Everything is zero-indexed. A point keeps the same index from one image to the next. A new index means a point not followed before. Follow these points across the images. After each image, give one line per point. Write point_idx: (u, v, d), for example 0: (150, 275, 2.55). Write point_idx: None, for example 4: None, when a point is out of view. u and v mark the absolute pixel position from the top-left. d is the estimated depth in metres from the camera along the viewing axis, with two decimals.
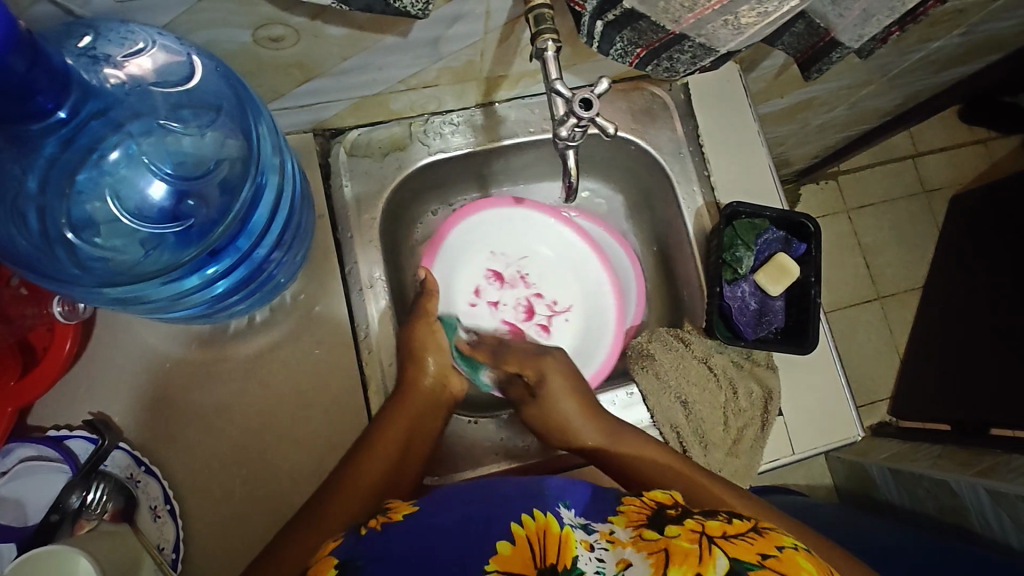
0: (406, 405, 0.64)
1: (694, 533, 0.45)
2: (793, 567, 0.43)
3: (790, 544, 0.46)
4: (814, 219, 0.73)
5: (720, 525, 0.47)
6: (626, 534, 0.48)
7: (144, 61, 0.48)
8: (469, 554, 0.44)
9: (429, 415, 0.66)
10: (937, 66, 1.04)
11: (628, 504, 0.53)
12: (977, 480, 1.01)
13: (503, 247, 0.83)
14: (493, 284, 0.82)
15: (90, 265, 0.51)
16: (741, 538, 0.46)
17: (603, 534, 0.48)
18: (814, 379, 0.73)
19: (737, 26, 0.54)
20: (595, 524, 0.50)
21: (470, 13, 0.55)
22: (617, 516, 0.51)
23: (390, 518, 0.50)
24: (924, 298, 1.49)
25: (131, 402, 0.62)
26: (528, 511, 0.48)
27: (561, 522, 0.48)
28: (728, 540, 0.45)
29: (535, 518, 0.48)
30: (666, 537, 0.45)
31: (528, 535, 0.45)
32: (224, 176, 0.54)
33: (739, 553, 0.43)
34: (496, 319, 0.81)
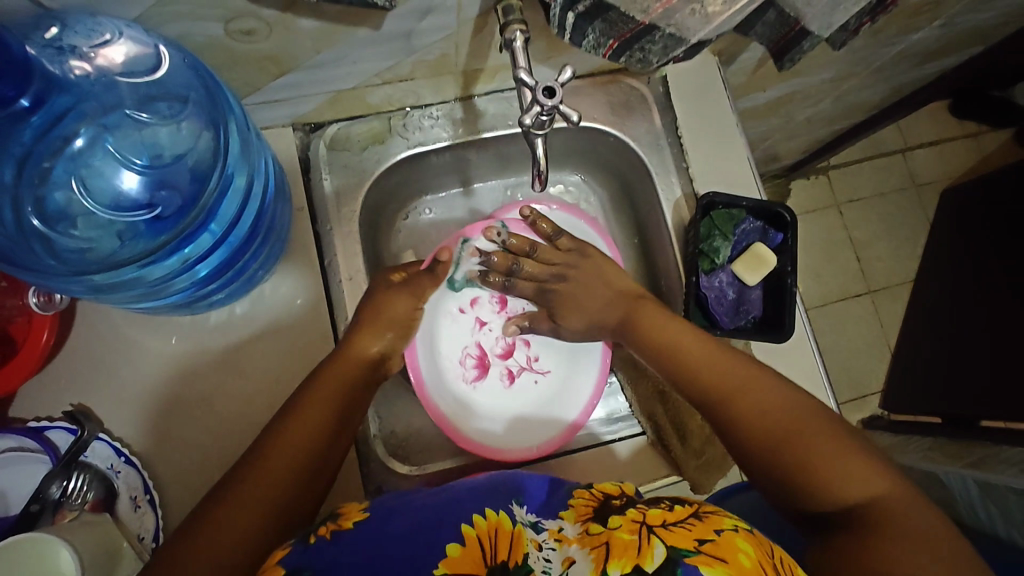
0: (336, 371, 0.61)
1: (635, 523, 0.48)
2: (728, 551, 0.45)
3: (729, 526, 0.48)
4: (791, 209, 0.74)
5: (660, 513, 0.50)
6: (574, 530, 0.50)
7: (112, 52, 0.49)
8: (421, 554, 0.46)
9: (362, 388, 0.63)
10: (920, 58, 1.05)
11: (578, 497, 0.54)
12: (965, 471, 1.01)
13: (510, 269, 0.81)
14: (492, 304, 0.81)
15: (65, 255, 0.52)
16: (681, 524, 0.48)
17: (551, 532, 0.50)
18: (793, 369, 0.73)
19: (706, 15, 0.55)
20: (545, 521, 0.51)
21: (441, 6, 0.56)
22: (567, 510, 0.53)
23: (341, 526, 0.50)
24: (915, 291, 1.49)
25: (112, 394, 0.63)
26: (481, 511, 0.50)
27: (512, 519, 0.50)
28: (666, 528, 0.47)
29: (486, 517, 0.49)
30: (608, 530, 0.48)
31: (478, 533, 0.47)
32: (195, 164, 0.55)
33: (677, 542, 0.45)
34: (473, 338, 0.79)
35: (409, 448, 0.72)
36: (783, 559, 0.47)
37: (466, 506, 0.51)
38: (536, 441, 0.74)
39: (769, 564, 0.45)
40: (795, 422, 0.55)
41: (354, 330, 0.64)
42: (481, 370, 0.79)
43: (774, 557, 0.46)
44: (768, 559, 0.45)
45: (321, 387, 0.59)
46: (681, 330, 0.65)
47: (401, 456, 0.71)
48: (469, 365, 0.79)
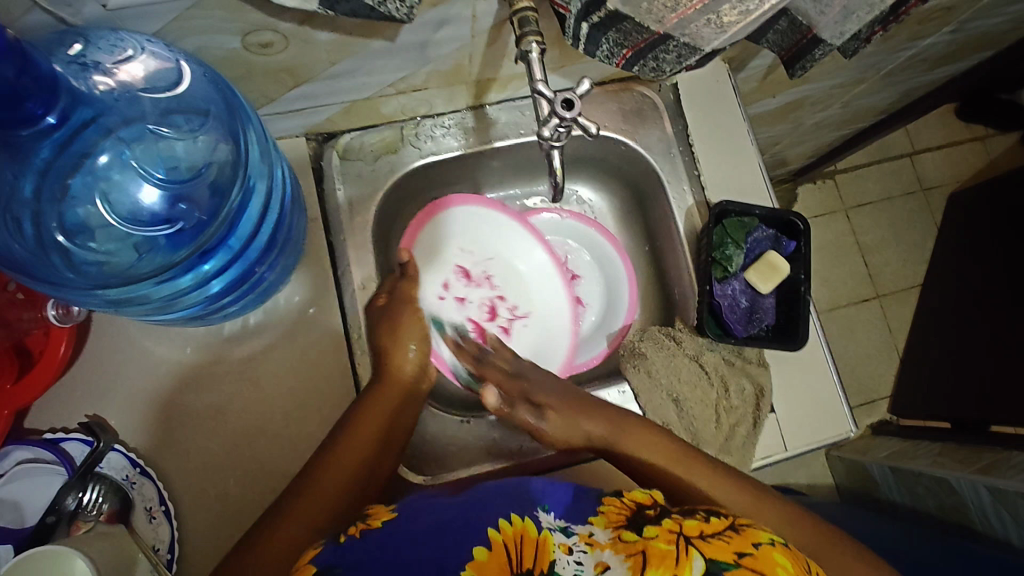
0: (382, 394, 0.64)
1: (672, 534, 0.47)
2: (767, 564, 0.45)
3: (766, 540, 0.48)
4: (804, 216, 0.74)
5: (697, 524, 0.49)
6: (605, 535, 0.49)
7: (133, 68, 0.49)
8: (449, 556, 0.46)
9: (407, 404, 0.66)
10: (928, 63, 1.04)
11: (610, 503, 0.54)
12: (977, 478, 1.00)
13: (471, 244, 0.82)
14: (461, 280, 0.82)
15: (84, 268, 0.52)
16: (719, 537, 0.48)
17: (582, 536, 0.49)
18: (806, 376, 0.73)
19: (720, 25, 0.55)
20: (575, 526, 0.51)
21: (456, 18, 0.56)
22: (597, 516, 0.52)
23: (369, 524, 0.52)
24: (923, 296, 1.49)
25: (126, 405, 0.63)
26: (505, 515, 0.50)
27: (539, 526, 0.49)
28: (704, 540, 0.47)
29: (513, 522, 0.49)
30: (644, 539, 0.47)
31: (504, 539, 0.47)
32: (213, 178, 0.55)
33: (715, 555, 0.45)
34: (462, 316, 0.80)
35: (423, 458, 0.70)
36: (817, 573, 0.47)
37: (494, 509, 0.51)
38: (552, 451, 0.72)
39: (806, 574, 0.46)
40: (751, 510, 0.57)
41: (392, 346, 0.67)
42: (486, 340, 0.80)
43: (811, 574, 0.46)
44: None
45: (368, 414, 0.61)
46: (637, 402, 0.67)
47: (414, 466, 0.70)
48: (480, 340, 0.80)
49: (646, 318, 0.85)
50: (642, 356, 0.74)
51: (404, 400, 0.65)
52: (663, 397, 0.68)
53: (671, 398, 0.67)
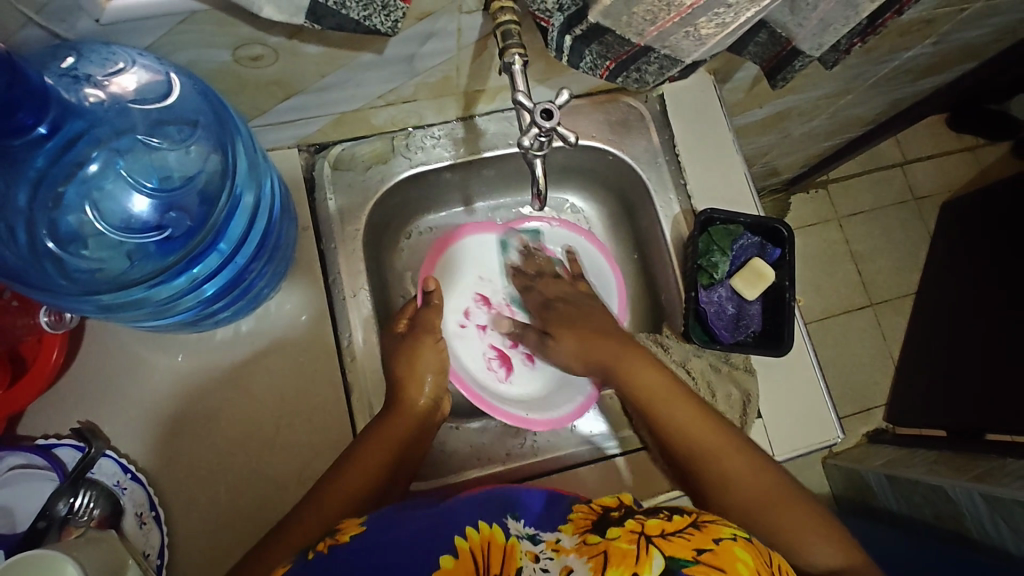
0: (392, 423, 0.64)
1: (634, 534, 0.48)
2: (727, 559, 0.46)
3: (727, 535, 0.49)
4: (788, 224, 0.75)
5: (659, 523, 0.50)
6: (571, 542, 0.49)
7: (125, 81, 0.51)
8: (416, 562, 0.47)
9: (419, 434, 0.66)
10: (914, 74, 1.06)
11: (577, 511, 0.54)
12: (970, 485, 1.00)
13: (490, 272, 0.86)
14: (481, 308, 0.85)
15: (76, 275, 0.53)
16: (680, 534, 0.49)
17: (549, 543, 0.50)
18: (792, 381, 0.74)
19: (699, 36, 0.56)
20: (542, 534, 0.51)
21: (442, 31, 0.58)
22: (566, 524, 0.53)
23: (337, 540, 0.51)
24: (917, 304, 1.49)
25: (118, 411, 0.64)
26: (473, 523, 0.50)
27: (505, 532, 0.50)
28: (665, 538, 0.48)
29: (479, 530, 0.50)
30: (607, 540, 0.48)
31: (471, 547, 0.47)
32: (203, 187, 0.56)
33: (675, 552, 0.46)
34: (484, 343, 0.84)
35: None
36: (779, 566, 0.49)
37: (461, 519, 0.51)
38: (542, 457, 0.73)
39: (766, 570, 0.47)
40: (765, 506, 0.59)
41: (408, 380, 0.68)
42: (507, 366, 0.84)
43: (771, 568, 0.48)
44: (765, 570, 0.47)
45: (377, 439, 0.63)
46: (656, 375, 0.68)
47: None
48: (496, 366, 0.83)
49: (636, 325, 0.86)
50: None
51: (413, 431, 0.66)
52: (661, 410, 0.65)
53: (675, 413, 0.65)
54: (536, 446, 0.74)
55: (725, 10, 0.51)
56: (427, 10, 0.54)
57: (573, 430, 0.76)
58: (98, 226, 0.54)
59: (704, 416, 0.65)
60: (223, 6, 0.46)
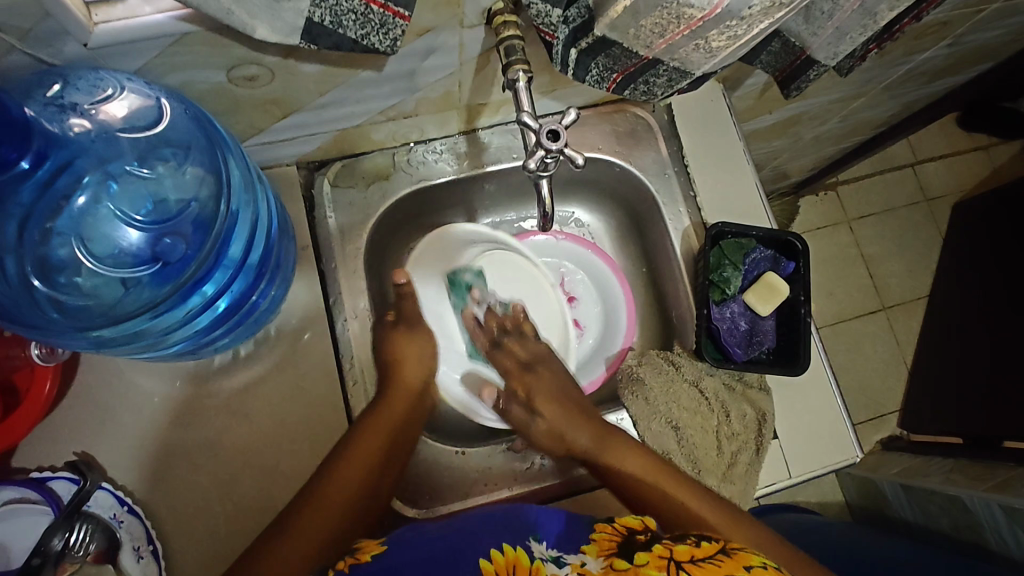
0: (385, 416, 0.63)
1: (664, 559, 0.46)
2: None
3: (757, 563, 0.47)
4: (803, 237, 0.72)
5: (688, 549, 0.48)
6: (597, 564, 0.47)
7: (113, 107, 0.49)
8: None
9: (413, 413, 0.66)
10: (927, 76, 1.04)
11: (600, 531, 0.52)
12: (991, 496, 0.97)
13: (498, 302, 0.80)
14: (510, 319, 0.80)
15: (71, 309, 0.52)
16: (710, 560, 0.46)
17: (574, 566, 0.47)
18: (808, 400, 0.71)
19: (709, 49, 0.53)
20: (567, 555, 0.49)
21: (443, 46, 0.56)
22: (589, 545, 0.50)
23: (357, 559, 0.50)
24: (930, 307, 1.47)
25: (114, 442, 0.62)
26: (499, 545, 0.49)
27: (532, 555, 0.48)
28: (696, 565, 0.45)
29: (504, 552, 0.48)
30: (635, 566, 0.45)
31: (496, 568, 0.46)
32: (196, 213, 0.55)
33: None
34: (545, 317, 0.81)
35: (417, 490, 0.69)
36: None
37: (484, 540, 0.50)
38: (551, 480, 0.71)
39: None
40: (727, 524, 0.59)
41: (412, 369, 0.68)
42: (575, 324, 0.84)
43: None
44: None
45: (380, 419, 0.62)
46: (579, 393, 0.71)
47: (407, 498, 0.68)
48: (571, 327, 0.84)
49: (645, 341, 0.84)
50: (638, 381, 0.72)
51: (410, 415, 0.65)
52: (621, 465, 0.64)
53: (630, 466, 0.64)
54: (545, 468, 0.72)
55: (737, 23, 0.49)
56: (427, 25, 0.52)
57: None
58: (89, 261, 0.53)
59: (659, 467, 0.63)
60: (216, 28, 0.44)
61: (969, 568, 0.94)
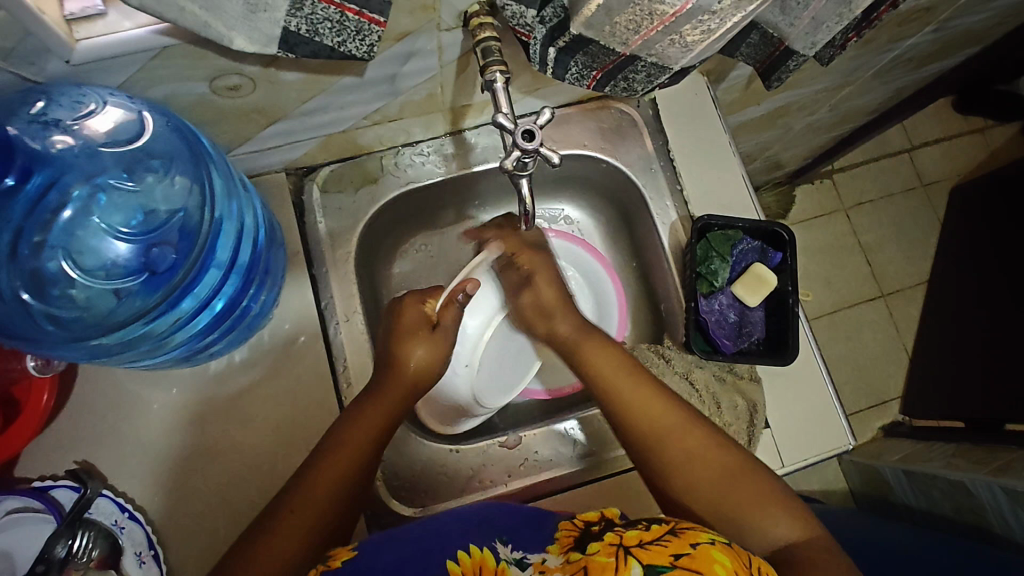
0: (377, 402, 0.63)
1: (612, 547, 0.46)
2: (705, 563, 0.44)
3: (705, 539, 0.47)
4: (789, 227, 0.73)
5: (638, 533, 0.48)
6: (557, 560, 0.48)
7: (95, 121, 0.51)
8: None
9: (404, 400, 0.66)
10: (915, 62, 1.04)
11: (561, 529, 0.53)
12: (991, 479, 0.97)
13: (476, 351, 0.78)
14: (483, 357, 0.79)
15: (65, 322, 0.53)
16: (657, 542, 0.47)
17: (536, 566, 0.48)
18: (800, 389, 0.72)
19: (685, 44, 0.54)
20: (529, 555, 0.50)
21: (422, 50, 0.57)
22: (553, 544, 0.51)
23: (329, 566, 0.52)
24: (929, 292, 1.46)
25: (114, 450, 0.63)
26: (465, 548, 0.51)
27: (499, 556, 0.50)
28: (643, 548, 0.46)
29: (471, 553, 0.50)
30: (586, 556, 0.46)
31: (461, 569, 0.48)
32: (183, 222, 0.57)
33: (652, 559, 0.44)
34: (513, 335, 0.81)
35: (413, 489, 0.69)
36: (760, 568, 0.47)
37: (451, 541, 0.53)
38: (545, 475, 0.72)
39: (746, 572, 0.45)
40: (727, 473, 0.58)
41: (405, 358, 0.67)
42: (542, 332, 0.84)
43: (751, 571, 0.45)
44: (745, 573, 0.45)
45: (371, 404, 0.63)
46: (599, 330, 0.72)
47: (403, 497, 0.69)
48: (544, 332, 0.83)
49: (638, 335, 0.84)
50: None
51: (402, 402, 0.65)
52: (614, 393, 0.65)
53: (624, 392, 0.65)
54: (539, 462, 0.73)
55: (710, 17, 0.49)
56: (404, 30, 0.53)
57: (579, 446, 0.73)
58: (81, 274, 0.55)
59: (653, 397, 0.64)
60: (195, 40, 0.45)
61: (973, 552, 0.94)
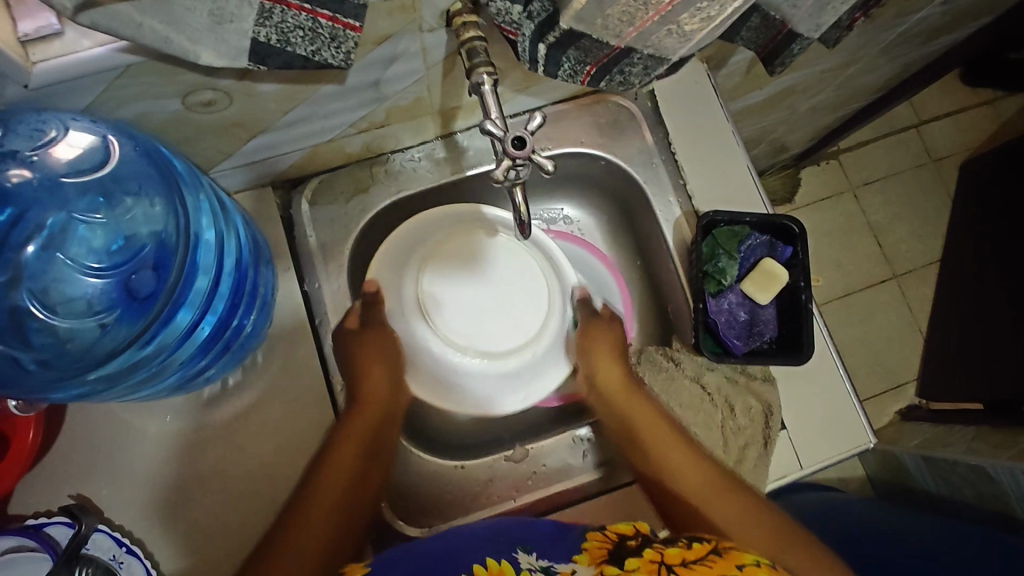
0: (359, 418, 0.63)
1: (654, 564, 0.46)
2: None
3: (750, 560, 0.47)
4: (799, 220, 0.70)
5: (679, 551, 0.48)
6: (588, 574, 0.47)
7: (60, 149, 0.50)
8: None
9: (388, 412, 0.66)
10: (925, 35, 0.99)
11: (591, 539, 0.52)
12: (1015, 464, 0.94)
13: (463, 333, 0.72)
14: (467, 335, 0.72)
15: (53, 362, 0.52)
16: (701, 562, 0.46)
17: None
18: (816, 388, 0.69)
19: (682, 34, 0.51)
20: (557, 564, 0.49)
21: (405, 53, 0.54)
22: (581, 553, 0.50)
23: None
24: (943, 272, 1.42)
25: (109, 482, 0.61)
26: (483, 560, 0.49)
27: (517, 567, 0.48)
28: (687, 567, 0.46)
29: (488, 565, 0.48)
30: (626, 572, 0.45)
31: None
32: (160, 248, 0.55)
33: None
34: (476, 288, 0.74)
35: (418, 509, 0.68)
36: None
37: (470, 557, 0.50)
38: (555, 488, 0.70)
39: None
40: (773, 533, 0.57)
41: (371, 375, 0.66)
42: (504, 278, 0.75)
43: None
44: None
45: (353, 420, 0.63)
46: (617, 374, 0.71)
47: (409, 518, 0.67)
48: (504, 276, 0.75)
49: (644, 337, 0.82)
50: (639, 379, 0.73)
51: (379, 425, 0.64)
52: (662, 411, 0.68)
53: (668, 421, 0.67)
54: (548, 475, 0.71)
55: (709, 4, 0.47)
56: (384, 33, 0.50)
57: (588, 457, 0.72)
58: (48, 314, 0.54)
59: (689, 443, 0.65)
60: (160, 57, 0.42)
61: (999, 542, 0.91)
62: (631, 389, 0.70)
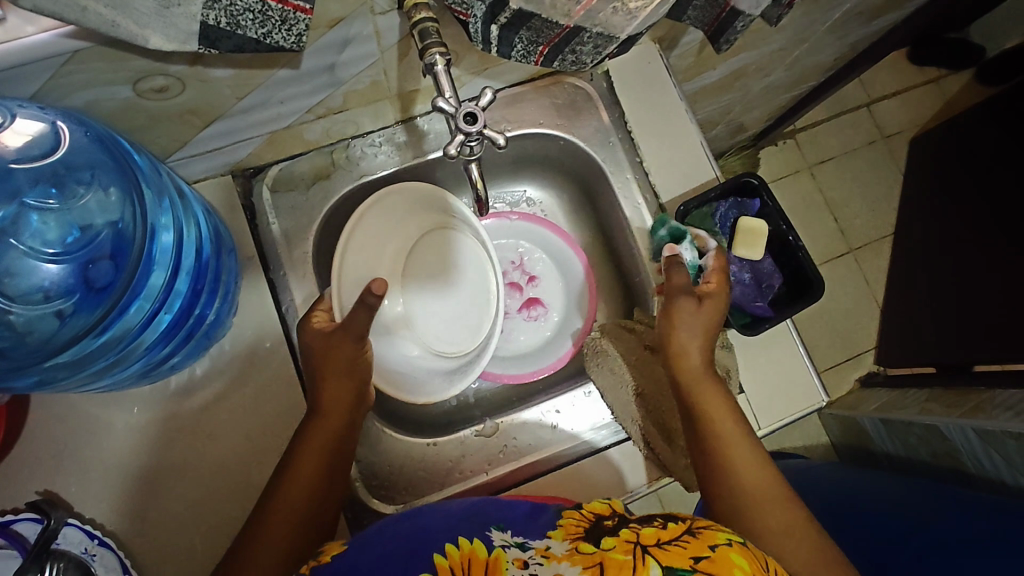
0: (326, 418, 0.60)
1: (629, 544, 0.46)
2: (723, 566, 0.44)
3: (722, 539, 0.47)
4: (755, 173, 0.75)
5: (653, 530, 0.48)
6: (562, 547, 0.47)
7: (7, 135, 0.49)
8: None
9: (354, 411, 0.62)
10: (869, 14, 1.03)
11: (566, 517, 0.53)
12: (963, 420, 0.99)
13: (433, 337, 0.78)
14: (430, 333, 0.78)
15: (9, 353, 0.52)
16: (675, 542, 0.46)
17: (537, 550, 0.47)
18: (772, 352, 0.72)
19: (628, 11, 0.52)
20: (531, 541, 0.49)
21: (358, 36, 0.54)
22: (555, 530, 0.51)
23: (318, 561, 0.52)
24: (896, 243, 1.48)
25: (77, 476, 0.61)
26: (453, 540, 0.49)
27: (488, 547, 0.48)
28: (662, 548, 0.45)
29: (458, 547, 0.48)
30: (601, 550, 0.45)
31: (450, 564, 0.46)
32: (116, 236, 0.55)
33: (673, 561, 0.43)
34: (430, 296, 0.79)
35: (393, 487, 0.70)
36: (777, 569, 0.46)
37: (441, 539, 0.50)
38: (527, 459, 0.72)
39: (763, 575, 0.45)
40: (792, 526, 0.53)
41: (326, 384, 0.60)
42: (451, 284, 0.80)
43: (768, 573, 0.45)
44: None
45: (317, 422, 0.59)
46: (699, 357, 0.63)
47: (383, 495, 0.69)
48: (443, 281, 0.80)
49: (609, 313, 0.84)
50: (603, 351, 0.74)
51: (340, 433, 0.61)
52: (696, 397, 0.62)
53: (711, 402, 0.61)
54: (518, 449, 0.73)
55: None
56: (336, 16, 0.50)
57: (557, 430, 0.73)
58: (5, 304, 0.53)
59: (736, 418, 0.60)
60: (107, 42, 0.42)
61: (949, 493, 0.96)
62: (704, 380, 0.62)
